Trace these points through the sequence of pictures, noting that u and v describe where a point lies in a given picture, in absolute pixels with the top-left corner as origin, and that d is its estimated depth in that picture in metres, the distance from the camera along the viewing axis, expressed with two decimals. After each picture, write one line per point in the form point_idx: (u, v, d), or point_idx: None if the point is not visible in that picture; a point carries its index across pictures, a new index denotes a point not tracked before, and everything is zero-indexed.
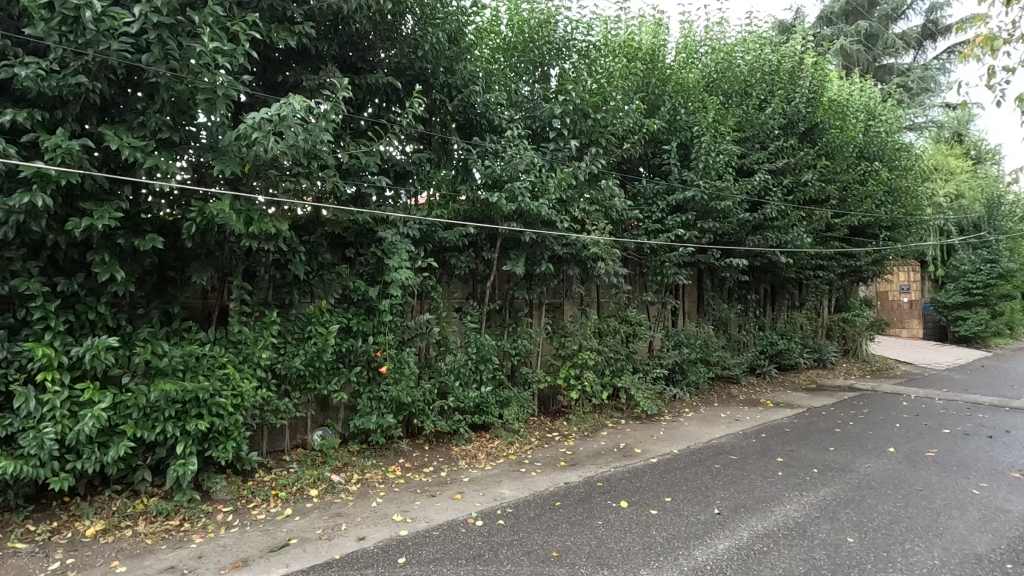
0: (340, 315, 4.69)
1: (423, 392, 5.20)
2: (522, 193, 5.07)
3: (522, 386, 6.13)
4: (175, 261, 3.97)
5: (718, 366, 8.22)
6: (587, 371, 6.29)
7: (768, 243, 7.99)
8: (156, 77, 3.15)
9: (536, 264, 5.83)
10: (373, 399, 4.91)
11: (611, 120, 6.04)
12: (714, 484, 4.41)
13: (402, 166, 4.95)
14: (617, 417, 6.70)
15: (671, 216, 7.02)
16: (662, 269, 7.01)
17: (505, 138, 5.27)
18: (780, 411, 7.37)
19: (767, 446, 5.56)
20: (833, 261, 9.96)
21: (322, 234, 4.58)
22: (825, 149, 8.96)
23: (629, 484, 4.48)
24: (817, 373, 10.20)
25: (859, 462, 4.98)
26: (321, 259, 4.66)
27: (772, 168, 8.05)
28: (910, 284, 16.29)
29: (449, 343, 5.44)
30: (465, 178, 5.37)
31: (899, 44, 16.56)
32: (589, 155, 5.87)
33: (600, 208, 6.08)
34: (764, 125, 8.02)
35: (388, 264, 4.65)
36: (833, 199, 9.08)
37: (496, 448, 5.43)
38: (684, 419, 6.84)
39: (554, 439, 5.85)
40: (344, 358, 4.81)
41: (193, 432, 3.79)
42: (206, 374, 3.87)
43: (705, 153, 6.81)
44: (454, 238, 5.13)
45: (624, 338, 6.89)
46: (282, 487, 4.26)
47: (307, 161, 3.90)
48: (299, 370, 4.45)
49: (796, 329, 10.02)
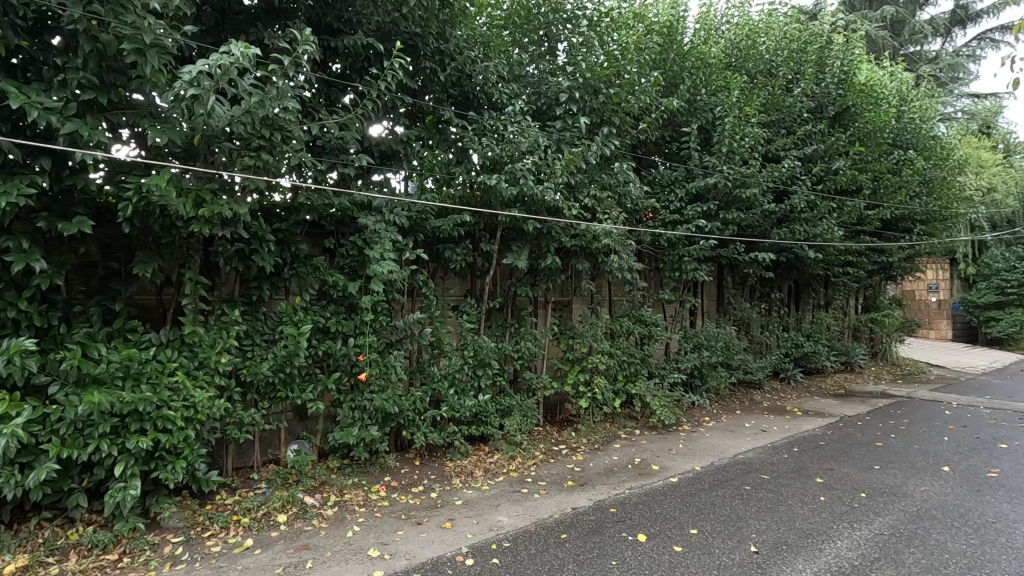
0: (316, 314, 4.12)
1: (413, 400, 4.61)
2: (526, 174, 4.49)
3: (525, 393, 5.54)
4: (121, 250, 3.45)
5: (739, 370, 7.57)
6: (598, 376, 5.70)
7: (797, 237, 7.42)
8: (73, 22, 2.59)
9: (541, 257, 5.22)
10: (355, 409, 4.33)
11: (625, 97, 5.42)
12: (746, 512, 3.78)
13: (390, 145, 4.37)
14: (630, 427, 6.07)
15: (691, 206, 6.38)
16: (680, 264, 6.39)
17: (506, 113, 4.68)
18: (810, 420, 6.70)
19: (801, 463, 4.90)
20: (864, 257, 9.25)
21: (296, 221, 4.03)
22: (856, 136, 8.29)
23: (646, 512, 3.85)
24: (845, 377, 9.50)
25: (912, 485, 4.32)
26: (296, 249, 4.10)
27: (800, 155, 7.38)
28: (939, 283, 15.47)
29: (444, 346, 4.86)
30: (462, 161, 4.79)
31: (927, 31, 15.66)
32: (601, 135, 5.24)
33: (613, 194, 5.47)
34: (793, 107, 7.31)
35: (367, 255, 4.05)
36: (864, 190, 8.39)
37: (496, 464, 4.85)
38: (704, 429, 6.21)
39: (561, 453, 5.25)
40: (322, 363, 4.25)
41: (136, 450, 3.23)
42: (152, 382, 3.31)
43: (730, 136, 6.17)
44: (448, 227, 4.55)
45: (638, 339, 6.29)
46: (246, 512, 3.70)
47: (268, 132, 3.33)
48: (268, 376, 3.89)
49: (822, 330, 9.33)
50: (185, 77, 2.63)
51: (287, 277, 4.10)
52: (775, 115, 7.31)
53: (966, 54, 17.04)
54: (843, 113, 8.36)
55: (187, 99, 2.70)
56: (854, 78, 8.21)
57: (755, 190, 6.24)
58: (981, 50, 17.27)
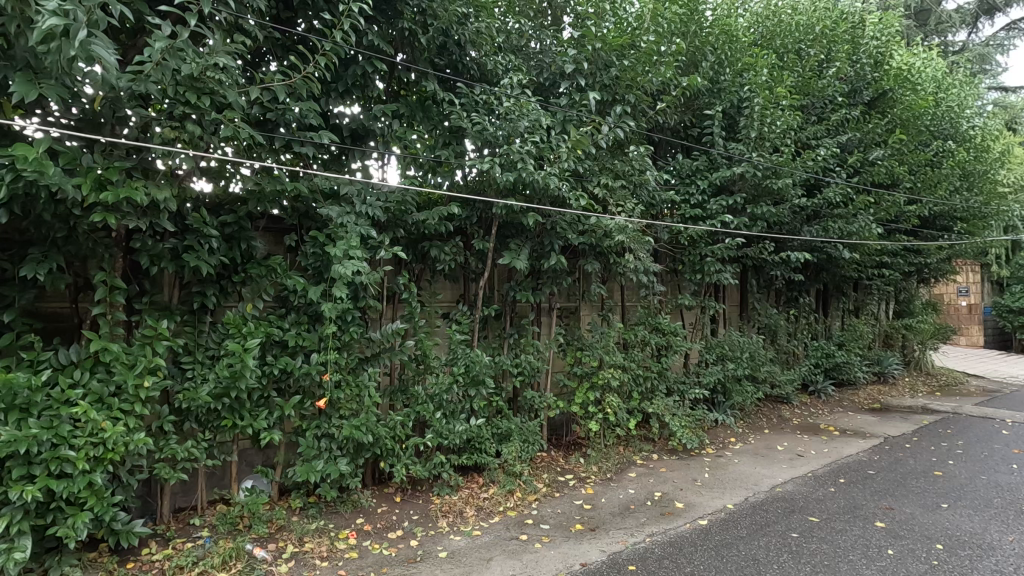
0: (270, 326, 3.43)
1: (392, 426, 3.88)
2: (526, 158, 3.80)
3: (527, 414, 4.82)
4: (16, 247, 2.76)
5: (766, 384, 6.79)
6: (610, 394, 4.97)
7: (830, 234, 6.67)
8: None
9: (543, 257, 4.49)
10: (321, 438, 3.63)
11: (641, 71, 4.68)
12: (800, 574, 3.03)
13: (362, 123, 3.67)
14: (647, 451, 5.33)
15: (715, 199, 5.64)
16: (702, 265, 5.65)
17: (502, 86, 4.00)
18: (851, 441, 5.92)
19: (853, 501, 4.14)
20: (899, 257, 8.47)
21: (245, 212, 3.32)
22: (893, 124, 7.52)
23: (675, 571, 3.10)
24: (880, 389, 8.69)
25: (996, 533, 3.56)
26: (245, 247, 3.39)
27: (835, 143, 6.62)
28: (970, 287, 14.52)
29: (430, 361, 4.14)
30: (451, 144, 4.08)
31: (955, 18, 14.73)
32: (614, 114, 4.52)
33: (626, 184, 4.76)
34: (826, 91, 6.55)
35: (331, 253, 3.33)
36: (902, 184, 7.61)
37: (491, 500, 4.11)
38: (731, 453, 5.45)
39: (568, 485, 4.51)
40: (280, 384, 3.55)
41: (23, 502, 2.52)
42: (48, 415, 2.61)
43: (760, 119, 5.47)
44: (433, 220, 3.85)
45: (654, 351, 5.56)
46: (177, 571, 2.96)
47: (194, 97, 2.62)
48: (207, 403, 3.20)
49: (854, 338, 8.54)
50: (60, 19, 1.93)
51: (236, 280, 3.39)
52: (805, 100, 6.55)
53: (995, 44, 16.10)
54: (879, 98, 7.62)
55: (72, 52, 2.01)
56: (890, 60, 7.45)
57: (788, 180, 5.49)
58: (1010, 40, 16.35)
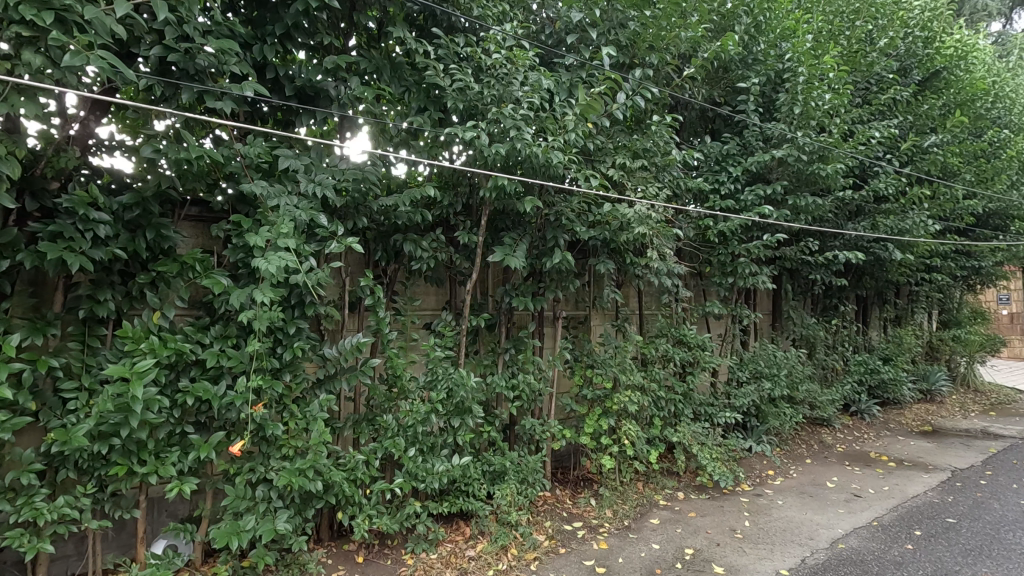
0: (182, 341, 2.60)
1: (351, 468, 3.02)
2: (520, 125, 3.01)
3: (525, 447, 3.96)
4: None
5: (805, 406, 5.88)
6: (627, 422, 4.10)
7: (879, 232, 5.78)
8: None
9: (545, 254, 3.65)
10: (255, 486, 2.78)
11: (665, 27, 3.85)
12: None
13: (312, 79, 2.88)
14: (672, 488, 4.44)
15: (750, 189, 4.78)
16: (733, 265, 4.78)
17: (492, 37, 3.18)
18: (912, 476, 4.98)
19: (941, 566, 3.22)
20: (948, 260, 7.55)
21: (150, 191, 2.51)
22: (947, 108, 6.62)
23: None
24: (929, 409, 7.72)
25: None
26: (152, 237, 2.56)
27: (887, 125, 5.72)
28: (1010, 294, 13.46)
29: (402, 385, 3.29)
30: (429, 111, 3.26)
31: (993, 6, 13.65)
32: (632, 79, 3.70)
33: (647, 166, 3.92)
34: (872, 68, 5.69)
35: (253, 242, 2.52)
36: (959, 175, 6.67)
37: (477, 560, 3.23)
38: (772, 491, 4.55)
39: (576, 535, 3.63)
40: (200, 416, 2.72)
41: None
42: None
43: (804, 92, 4.61)
44: (403, 205, 3.03)
45: (678, 368, 4.70)
46: None
47: (33, 12, 1.83)
48: (88, 445, 2.37)
49: (899, 350, 7.60)
50: None
51: (139, 281, 2.57)
52: (851, 76, 5.67)
53: None
54: (930, 79, 6.72)
55: None
56: (944, 35, 6.55)
57: (837, 165, 4.63)
58: None
